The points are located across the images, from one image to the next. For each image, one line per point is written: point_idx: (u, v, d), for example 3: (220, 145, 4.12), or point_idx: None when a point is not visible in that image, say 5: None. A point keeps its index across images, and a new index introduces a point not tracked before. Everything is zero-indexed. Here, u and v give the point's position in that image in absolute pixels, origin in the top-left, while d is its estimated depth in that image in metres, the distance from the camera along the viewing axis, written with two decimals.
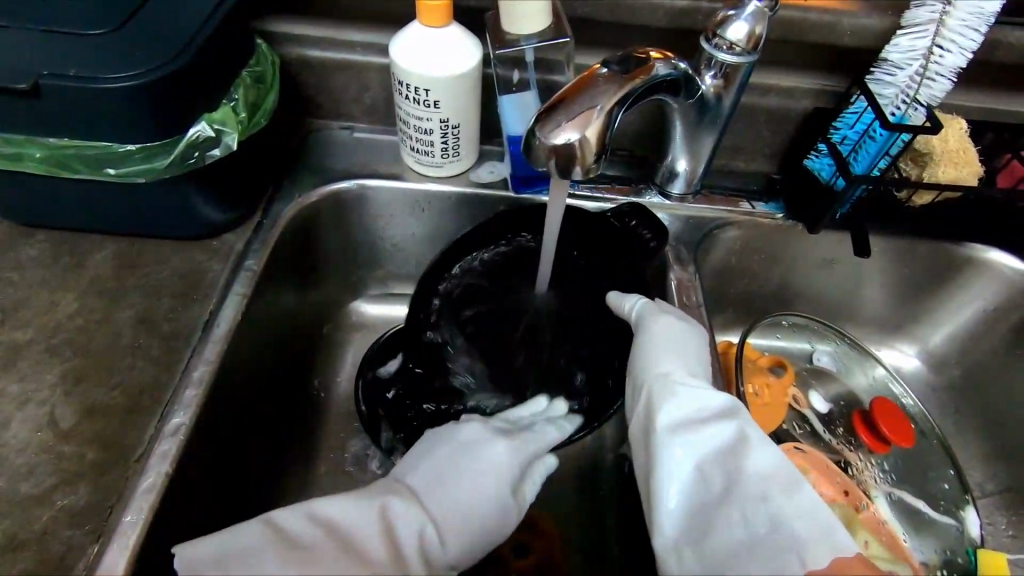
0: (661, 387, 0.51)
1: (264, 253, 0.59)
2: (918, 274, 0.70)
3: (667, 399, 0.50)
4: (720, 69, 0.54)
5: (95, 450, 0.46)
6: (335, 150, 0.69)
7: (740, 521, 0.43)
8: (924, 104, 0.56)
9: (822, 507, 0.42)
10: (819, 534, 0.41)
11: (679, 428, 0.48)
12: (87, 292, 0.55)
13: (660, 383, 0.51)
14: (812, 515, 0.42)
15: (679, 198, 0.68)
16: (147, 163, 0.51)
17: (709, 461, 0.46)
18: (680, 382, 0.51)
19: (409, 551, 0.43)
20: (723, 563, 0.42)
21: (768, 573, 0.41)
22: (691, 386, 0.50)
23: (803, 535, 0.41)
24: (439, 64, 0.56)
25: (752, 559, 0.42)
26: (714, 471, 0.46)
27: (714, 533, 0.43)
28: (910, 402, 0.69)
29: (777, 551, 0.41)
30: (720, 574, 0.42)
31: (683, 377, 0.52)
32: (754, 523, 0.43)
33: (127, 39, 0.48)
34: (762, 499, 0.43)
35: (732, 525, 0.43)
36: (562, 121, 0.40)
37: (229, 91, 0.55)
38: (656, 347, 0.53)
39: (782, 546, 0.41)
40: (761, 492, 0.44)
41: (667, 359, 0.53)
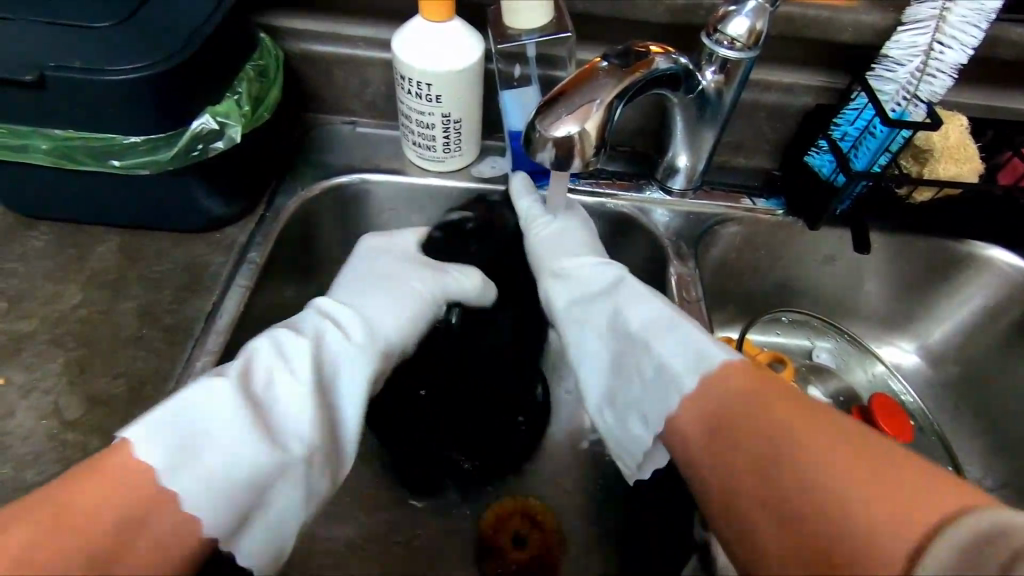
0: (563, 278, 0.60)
1: (266, 245, 0.59)
2: (918, 270, 0.71)
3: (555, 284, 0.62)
4: (720, 64, 0.54)
5: (98, 439, 0.46)
6: (338, 145, 0.70)
7: (636, 372, 0.53)
8: (925, 100, 0.56)
9: (690, 336, 0.49)
10: (689, 357, 0.48)
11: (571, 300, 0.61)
12: (91, 284, 0.56)
13: (560, 279, 0.61)
14: (684, 344, 0.49)
15: (680, 194, 0.68)
16: (151, 156, 0.51)
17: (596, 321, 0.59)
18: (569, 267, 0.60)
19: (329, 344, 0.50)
20: (628, 407, 0.53)
21: (663, 407, 0.48)
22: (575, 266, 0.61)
23: (680, 370, 0.47)
24: (441, 59, 0.56)
25: (650, 399, 0.50)
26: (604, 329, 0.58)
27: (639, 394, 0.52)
28: (908, 398, 0.72)
29: (669, 388, 0.48)
30: (628, 417, 0.52)
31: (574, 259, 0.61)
32: (659, 374, 0.50)
33: (131, 32, 0.49)
34: (636, 344, 0.53)
35: (629, 375, 0.53)
36: (561, 114, 0.41)
37: (233, 85, 0.55)
38: (556, 246, 0.62)
39: (670, 385, 0.48)
40: (643, 343, 0.52)
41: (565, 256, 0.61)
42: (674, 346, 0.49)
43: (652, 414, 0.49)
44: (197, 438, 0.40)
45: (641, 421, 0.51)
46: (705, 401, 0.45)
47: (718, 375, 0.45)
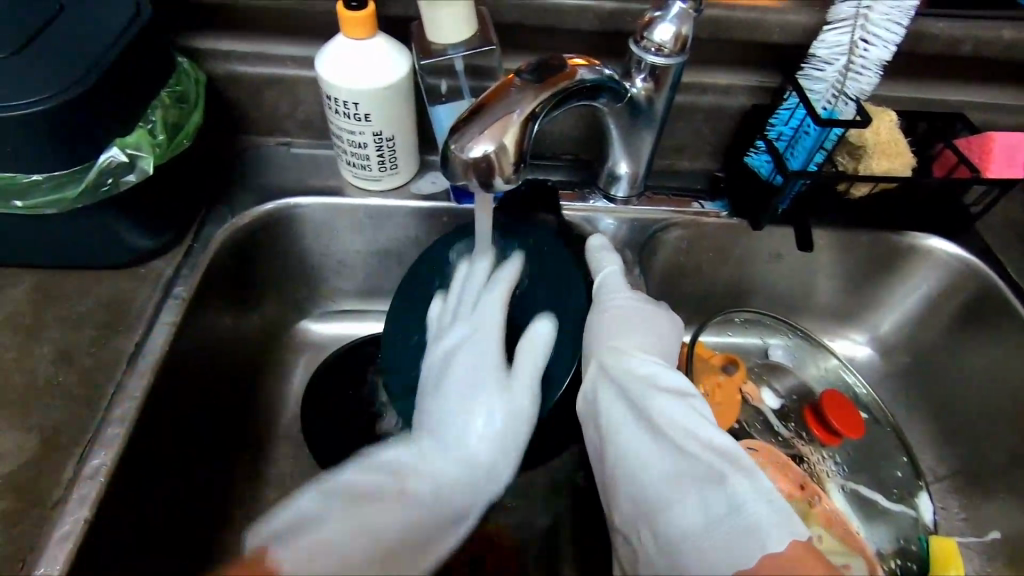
0: (617, 363, 0.52)
1: (194, 278, 0.57)
2: (863, 263, 0.71)
3: (618, 366, 0.52)
4: (649, 71, 0.54)
5: (8, 499, 0.43)
6: (272, 168, 0.67)
7: (672, 492, 0.43)
8: (853, 97, 0.57)
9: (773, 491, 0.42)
10: (775, 516, 0.40)
11: (624, 397, 0.49)
12: (3, 328, 0.52)
13: (623, 363, 0.52)
14: (763, 497, 0.41)
15: (624, 200, 0.67)
16: (58, 194, 0.48)
17: (658, 431, 0.47)
18: (630, 357, 0.53)
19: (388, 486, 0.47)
20: (669, 541, 0.41)
21: (728, 557, 0.39)
22: (640, 359, 0.53)
23: (759, 520, 0.40)
24: (371, 76, 0.55)
25: (703, 538, 0.40)
26: (663, 440, 0.46)
27: (667, 506, 0.43)
28: (862, 390, 0.71)
29: (736, 533, 0.39)
30: (672, 554, 0.41)
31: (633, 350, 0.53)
32: (710, 506, 0.41)
33: (26, 64, 0.46)
34: (700, 471, 0.44)
35: (687, 510, 0.42)
36: (476, 132, 0.39)
37: (146, 114, 0.53)
38: (611, 322, 0.56)
39: (739, 528, 0.40)
40: (717, 474, 0.43)
41: (623, 338, 0.55)
42: (747, 488, 0.41)
43: (707, 564, 0.39)
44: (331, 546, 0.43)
45: (683, 547, 0.41)
46: (771, 569, 0.38)
47: (783, 550, 0.38)
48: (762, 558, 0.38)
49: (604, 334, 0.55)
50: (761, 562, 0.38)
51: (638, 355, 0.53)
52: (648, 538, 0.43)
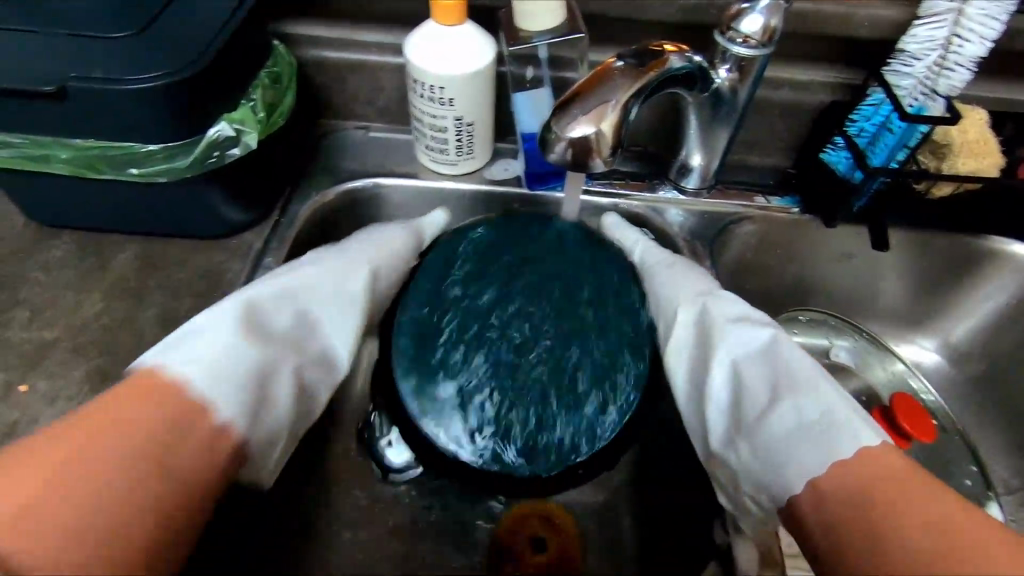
0: (706, 310, 0.54)
1: (283, 251, 0.60)
2: (938, 266, 0.70)
3: (706, 313, 0.54)
4: (734, 62, 0.54)
5: None
6: (351, 151, 0.70)
7: (756, 412, 0.47)
8: (943, 95, 0.56)
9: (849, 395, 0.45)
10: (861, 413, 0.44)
11: (717, 340, 0.52)
12: (112, 292, 0.56)
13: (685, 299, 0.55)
14: (850, 400, 0.45)
15: (694, 193, 0.68)
16: (167, 163, 0.51)
17: (746, 363, 0.50)
18: (691, 295, 0.55)
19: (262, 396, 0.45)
20: (770, 448, 0.46)
21: (823, 452, 0.43)
22: (725, 302, 0.54)
23: (840, 417, 0.43)
24: (458, 61, 0.56)
25: (799, 440, 0.44)
26: (750, 371, 0.49)
27: (755, 424, 0.47)
28: (929, 396, 0.71)
29: (825, 432, 0.43)
30: (770, 458, 0.45)
31: (694, 283, 0.56)
32: (803, 412, 0.45)
33: (150, 41, 0.49)
34: (793, 381, 0.47)
35: (783, 415, 0.46)
36: (577, 114, 0.41)
37: (247, 92, 0.56)
38: (683, 277, 0.57)
39: (829, 427, 0.43)
40: (808, 382, 0.46)
41: (701, 287, 0.56)
42: (835, 394, 0.45)
43: (803, 460, 0.43)
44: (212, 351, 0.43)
45: (785, 451, 0.45)
46: (864, 460, 0.41)
47: (874, 442, 0.42)
48: (857, 449, 0.42)
49: (665, 283, 0.57)
50: (857, 453, 0.41)
51: (696, 287, 0.56)
52: (748, 455, 0.47)
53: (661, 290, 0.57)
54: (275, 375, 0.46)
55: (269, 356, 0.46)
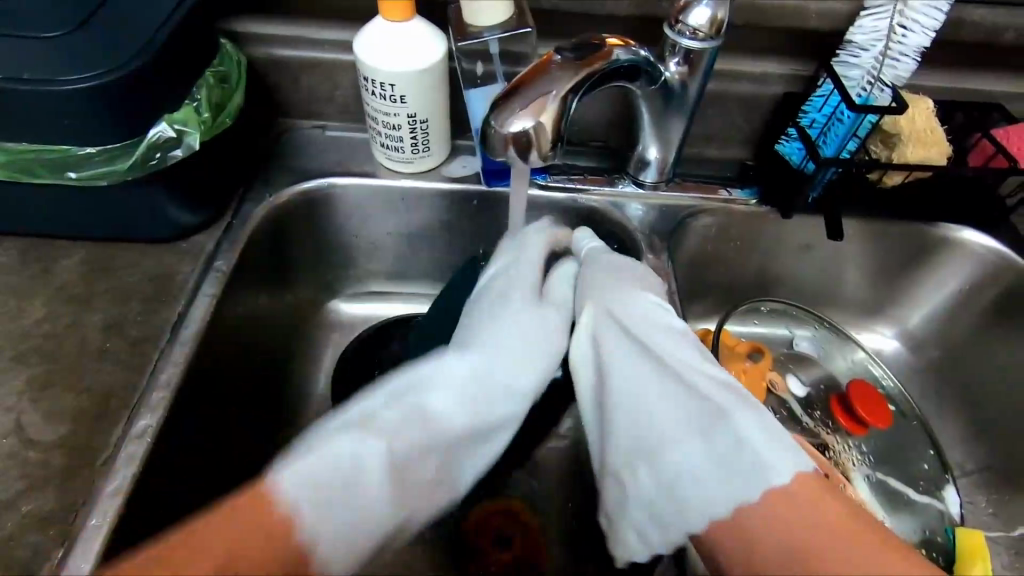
0: (620, 313, 0.49)
1: (235, 253, 0.59)
2: (893, 255, 0.71)
3: (616, 325, 0.48)
4: (683, 55, 0.54)
5: (61, 456, 0.45)
6: (307, 150, 0.69)
7: (658, 444, 0.42)
8: (890, 84, 0.57)
9: (778, 428, 0.40)
10: (784, 454, 0.39)
11: (624, 354, 0.47)
12: (55, 297, 0.55)
13: (605, 317, 0.49)
14: (770, 434, 0.40)
15: (653, 187, 0.67)
16: (108, 166, 0.50)
17: (654, 380, 0.44)
18: (614, 310, 0.49)
19: (438, 418, 0.44)
20: (672, 483, 0.41)
21: (732, 492, 0.39)
22: (639, 312, 0.49)
23: (762, 460, 0.38)
24: (411, 57, 0.56)
25: (702, 477, 0.40)
26: (659, 391, 0.44)
27: (655, 454, 0.42)
28: (889, 383, 0.70)
29: (740, 471, 0.38)
30: (672, 491, 0.41)
31: (622, 298, 0.50)
32: (714, 446, 0.40)
33: (84, 40, 0.48)
34: (703, 408, 0.42)
35: (686, 448, 0.41)
36: (516, 108, 0.41)
37: (191, 92, 0.55)
38: (603, 282, 0.52)
39: (741, 466, 0.39)
40: (719, 409, 0.41)
41: (614, 294, 0.50)
42: (751, 426, 0.40)
43: (710, 499, 0.39)
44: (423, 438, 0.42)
45: (689, 489, 0.40)
46: (779, 500, 0.37)
47: (787, 482, 0.38)
48: (765, 492, 0.38)
49: (589, 288, 0.52)
50: (763, 496, 0.38)
51: (620, 304, 0.50)
52: (644, 488, 0.42)
53: (584, 302, 0.51)
54: (453, 441, 0.45)
55: (428, 446, 0.43)
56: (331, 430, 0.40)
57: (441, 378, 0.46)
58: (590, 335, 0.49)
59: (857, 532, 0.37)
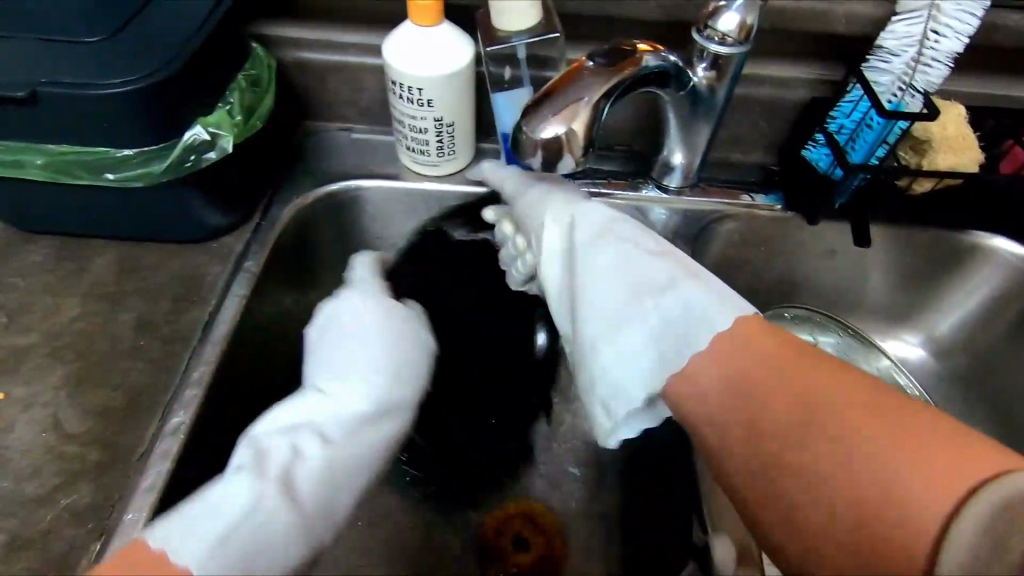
0: (572, 214, 0.57)
1: (263, 254, 0.60)
2: (920, 262, 0.70)
3: (571, 225, 0.57)
4: (711, 60, 0.54)
5: (96, 452, 0.47)
6: (333, 152, 0.70)
7: (619, 324, 0.50)
8: (921, 90, 0.56)
9: (720, 291, 0.48)
10: (723, 304, 0.47)
11: (586, 246, 0.55)
12: (90, 296, 0.56)
13: (565, 230, 0.56)
14: (711, 294, 0.48)
15: (677, 191, 0.67)
16: (143, 168, 0.51)
17: (607, 270, 0.52)
18: (570, 225, 0.57)
19: (289, 482, 0.41)
20: (638, 350, 0.47)
21: (682, 345, 0.46)
22: (590, 214, 0.57)
23: (710, 313, 0.46)
24: (440, 62, 0.56)
25: (659, 339, 0.47)
26: (615, 273, 0.52)
27: (617, 329, 0.49)
28: (915, 392, 0.70)
29: (692, 325, 0.47)
30: (641, 361, 0.47)
31: (581, 216, 0.57)
32: (668, 309, 0.48)
33: (121, 46, 0.49)
34: (652, 279, 0.50)
35: (647, 323, 0.48)
36: (548, 115, 0.41)
37: (224, 96, 0.56)
38: (561, 192, 0.60)
39: (695, 323, 0.46)
40: (670, 281, 0.49)
41: (570, 204, 0.58)
42: (693, 291, 0.48)
43: (663, 358, 0.47)
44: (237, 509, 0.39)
45: (645, 356, 0.47)
46: (724, 343, 0.45)
47: (731, 326, 0.46)
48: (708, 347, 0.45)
49: (544, 198, 0.60)
50: (713, 338, 0.46)
51: (575, 221, 0.57)
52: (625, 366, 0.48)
53: (546, 220, 0.58)
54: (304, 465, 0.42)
55: (304, 475, 0.42)
56: (176, 528, 0.37)
57: (220, 511, 0.38)
58: (548, 230, 0.57)
59: (918, 418, 0.39)
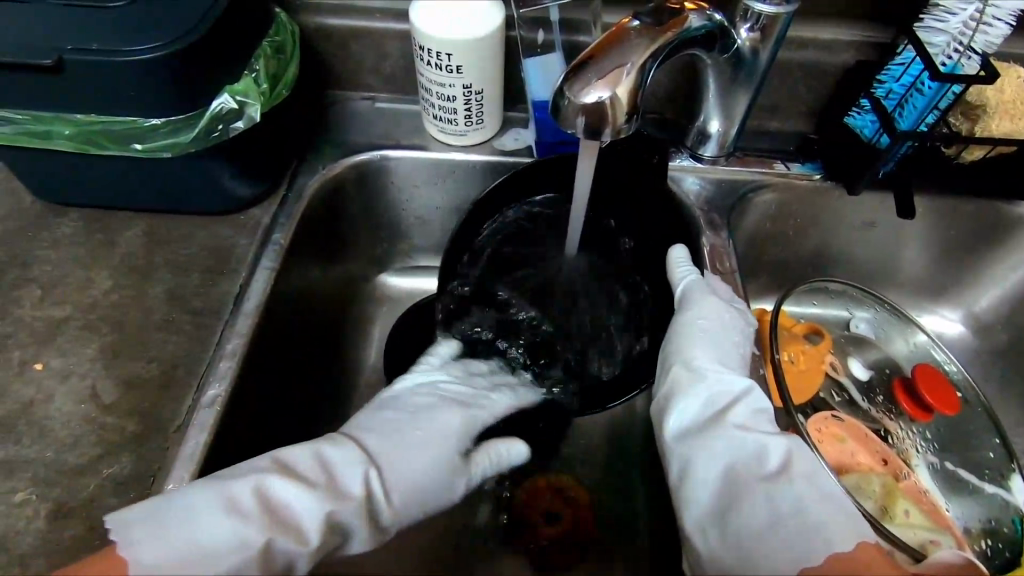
0: (695, 374, 0.50)
1: (292, 226, 0.59)
2: (966, 234, 0.67)
3: (695, 383, 0.50)
4: (756, 21, 0.51)
5: (134, 423, 0.47)
6: (357, 122, 0.68)
7: (754, 506, 0.42)
8: (979, 51, 0.53)
9: (838, 496, 0.43)
10: (836, 510, 0.41)
11: (704, 401, 0.49)
12: (120, 268, 0.56)
13: (695, 370, 0.50)
14: (820, 490, 0.43)
15: (712, 161, 0.65)
16: (172, 138, 0.50)
17: (723, 427, 0.47)
18: (714, 371, 0.50)
19: (299, 518, 0.41)
20: (746, 541, 0.42)
21: (794, 554, 0.40)
22: (720, 371, 0.50)
23: (822, 516, 0.41)
24: (449, 26, 0.54)
25: (777, 538, 0.41)
26: (737, 443, 0.46)
27: (748, 513, 0.42)
28: (954, 368, 0.66)
29: (805, 530, 0.40)
30: (743, 553, 0.41)
31: (714, 364, 0.51)
32: (779, 504, 0.42)
33: (144, 11, 0.47)
34: (764, 467, 0.44)
35: (758, 507, 0.42)
36: (592, 78, 0.39)
37: (250, 63, 0.54)
38: (692, 336, 0.52)
39: (808, 527, 0.40)
40: (780, 468, 0.44)
41: (699, 347, 0.51)
42: (808, 484, 0.43)
43: (775, 557, 0.40)
44: (200, 543, 0.37)
45: (751, 524, 0.42)
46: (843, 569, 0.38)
47: (849, 549, 0.39)
48: (830, 555, 0.39)
49: (669, 345, 0.53)
50: (828, 559, 0.39)
51: (718, 368, 0.50)
52: (713, 539, 0.43)
53: (680, 358, 0.52)
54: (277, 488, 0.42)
55: (248, 520, 0.39)
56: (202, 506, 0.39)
57: (185, 548, 0.37)
58: (664, 385, 0.51)
59: None
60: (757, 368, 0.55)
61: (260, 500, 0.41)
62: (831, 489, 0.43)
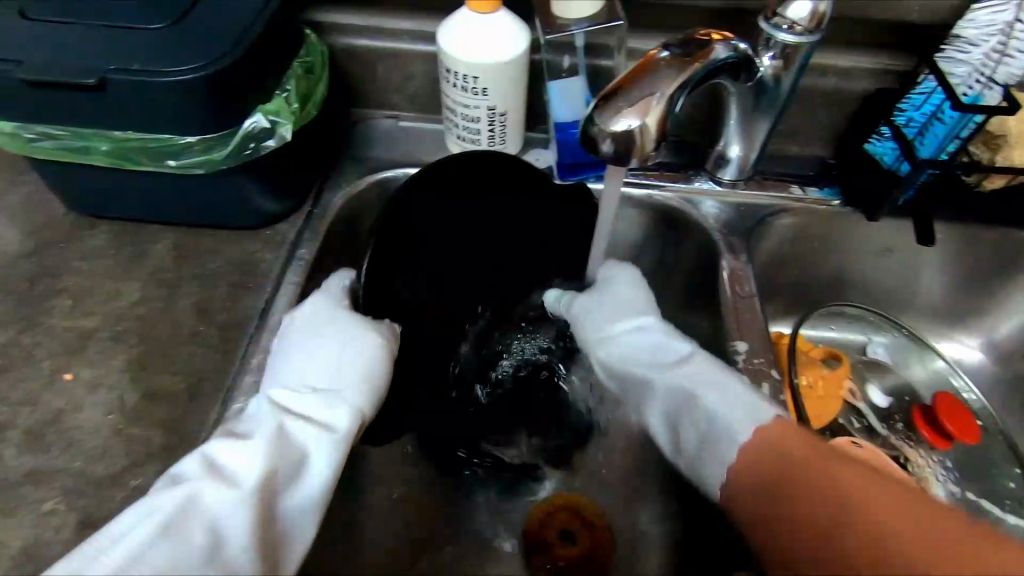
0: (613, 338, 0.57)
1: (316, 241, 0.60)
2: (986, 261, 0.67)
3: (616, 346, 0.57)
4: (780, 50, 0.52)
5: (160, 435, 0.48)
6: (381, 140, 0.69)
7: (686, 428, 0.49)
8: (1001, 83, 0.54)
9: (744, 394, 0.47)
10: (741, 408, 0.46)
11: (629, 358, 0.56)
12: (149, 280, 0.57)
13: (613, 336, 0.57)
14: (729, 398, 0.47)
15: (730, 184, 0.66)
16: (205, 155, 0.51)
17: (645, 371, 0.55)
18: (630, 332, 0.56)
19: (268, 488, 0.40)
20: (692, 459, 0.49)
21: (724, 459, 0.46)
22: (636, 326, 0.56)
23: (729, 421, 0.46)
24: (476, 50, 0.55)
25: (709, 450, 0.47)
26: (655, 378, 0.53)
27: (686, 435, 0.50)
28: (972, 396, 0.67)
29: (723, 438, 0.46)
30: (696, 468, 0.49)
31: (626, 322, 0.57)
32: (700, 425, 0.48)
33: (184, 32, 0.49)
34: (680, 394, 0.51)
35: (689, 430, 0.49)
36: (622, 106, 0.40)
37: (282, 83, 0.56)
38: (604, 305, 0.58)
39: (723, 434, 0.46)
40: (693, 392, 0.49)
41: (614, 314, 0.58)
42: (715, 394, 0.48)
43: (714, 465, 0.46)
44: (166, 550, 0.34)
45: (690, 446, 0.49)
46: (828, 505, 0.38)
47: (750, 436, 0.44)
48: (742, 449, 0.44)
49: (590, 320, 0.59)
50: (741, 453, 0.44)
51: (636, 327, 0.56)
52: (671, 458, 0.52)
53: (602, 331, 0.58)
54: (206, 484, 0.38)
55: (198, 517, 0.36)
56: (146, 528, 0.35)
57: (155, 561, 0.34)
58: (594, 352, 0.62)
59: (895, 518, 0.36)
60: (779, 394, 0.54)
61: (202, 500, 0.37)
62: (734, 390, 0.48)
